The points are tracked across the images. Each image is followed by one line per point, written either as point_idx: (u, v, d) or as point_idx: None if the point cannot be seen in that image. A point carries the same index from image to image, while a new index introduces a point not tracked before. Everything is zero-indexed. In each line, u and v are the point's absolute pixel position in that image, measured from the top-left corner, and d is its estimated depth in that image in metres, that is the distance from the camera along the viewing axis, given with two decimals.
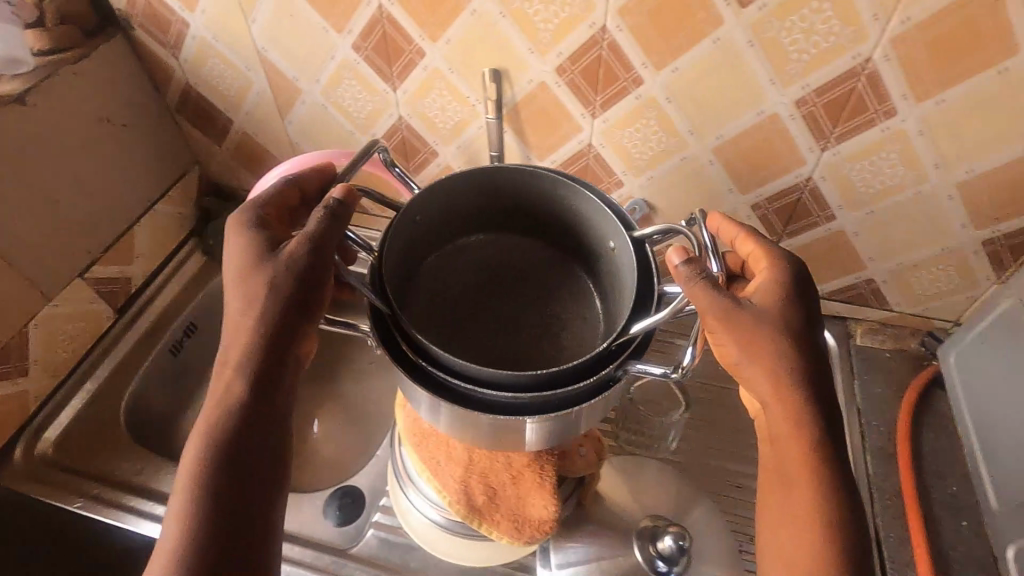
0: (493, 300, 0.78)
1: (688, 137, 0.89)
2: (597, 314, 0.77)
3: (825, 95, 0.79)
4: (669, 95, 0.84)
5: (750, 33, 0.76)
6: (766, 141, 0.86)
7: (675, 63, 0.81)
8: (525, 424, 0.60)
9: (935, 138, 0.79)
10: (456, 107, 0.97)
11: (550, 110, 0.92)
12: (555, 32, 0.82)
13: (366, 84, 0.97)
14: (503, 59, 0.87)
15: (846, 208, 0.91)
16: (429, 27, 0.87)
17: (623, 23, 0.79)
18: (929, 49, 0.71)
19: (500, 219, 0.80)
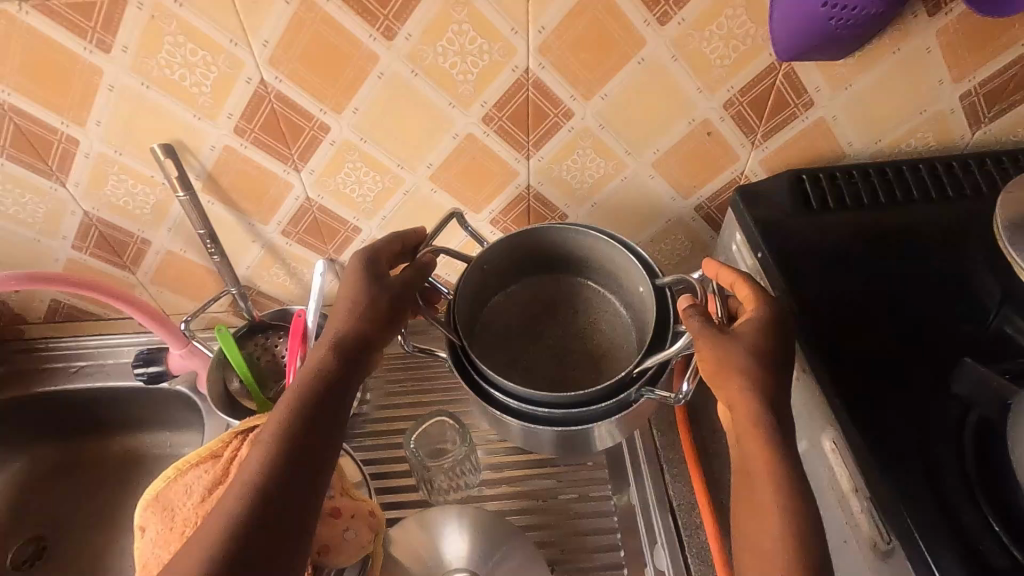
0: (556, 332, 0.70)
1: (625, 157, 0.63)
2: (625, 332, 0.69)
3: (621, 103, 0.59)
4: (486, 130, 0.60)
5: (512, 59, 0.54)
6: (558, 153, 0.63)
7: (535, 153, 0.62)
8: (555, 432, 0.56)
9: (740, 118, 0.60)
10: (156, 200, 0.65)
11: (256, 179, 0.63)
12: (347, 88, 0.55)
13: (114, 202, 0.64)
14: (180, 133, 0.58)
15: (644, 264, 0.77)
16: (71, 112, 0.56)
17: (280, 75, 0.54)
18: (577, 56, 0.55)
19: (532, 262, 0.71)
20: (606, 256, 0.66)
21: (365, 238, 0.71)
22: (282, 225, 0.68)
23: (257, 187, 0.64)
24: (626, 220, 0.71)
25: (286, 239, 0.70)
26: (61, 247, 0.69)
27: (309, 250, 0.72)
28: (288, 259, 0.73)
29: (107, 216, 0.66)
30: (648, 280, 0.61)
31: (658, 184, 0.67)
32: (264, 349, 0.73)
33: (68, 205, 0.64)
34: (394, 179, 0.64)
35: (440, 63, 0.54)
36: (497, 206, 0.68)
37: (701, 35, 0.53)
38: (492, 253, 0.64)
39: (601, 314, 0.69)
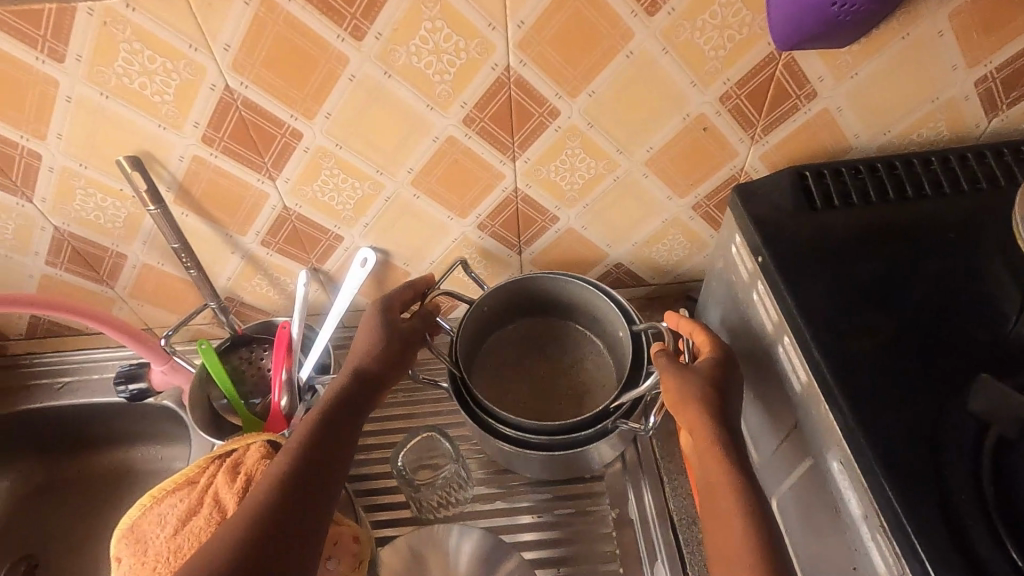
0: (547, 370, 0.73)
1: (617, 156, 0.60)
2: (611, 372, 0.72)
3: (611, 99, 0.55)
4: (468, 133, 0.57)
5: (491, 57, 0.51)
6: (545, 154, 0.59)
7: (521, 154, 0.59)
8: (541, 458, 0.59)
9: (740, 112, 0.56)
10: (127, 213, 0.62)
11: (230, 191, 0.60)
12: (316, 91, 0.52)
13: (84, 217, 0.62)
14: (145, 145, 0.55)
15: (640, 264, 0.74)
16: (29, 126, 0.53)
17: (246, 81, 0.51)
18: (558, 51, 0.51)
19: (531, 307, 0.75)
20: (586, 298, 0.70)
21: (347, 246, 0.68)
22: (260, 235, 0.65)
23: (231, 197, 0.61)
24: (617, 224, 0.68)
25: (266, 249, 0.67)
26: (34, 263, 0.66)
27: (291, 260, 0.69)
28: (269, 270, 0.70)
29: (78, 230, 0.63)
30: (625, 325, 0.65)
31: (654, 184, 0.63)
32: (247, 363, 0.71)
33: (37, 221, 0.62)
34: (374, 184, 0.61)
35: (414, 64, 0.51)
36: (484, 210, 0.65)
37: (689, 26, 0.50)
38: (492, 296, 0.69)
39: (585, 358, 0.74)
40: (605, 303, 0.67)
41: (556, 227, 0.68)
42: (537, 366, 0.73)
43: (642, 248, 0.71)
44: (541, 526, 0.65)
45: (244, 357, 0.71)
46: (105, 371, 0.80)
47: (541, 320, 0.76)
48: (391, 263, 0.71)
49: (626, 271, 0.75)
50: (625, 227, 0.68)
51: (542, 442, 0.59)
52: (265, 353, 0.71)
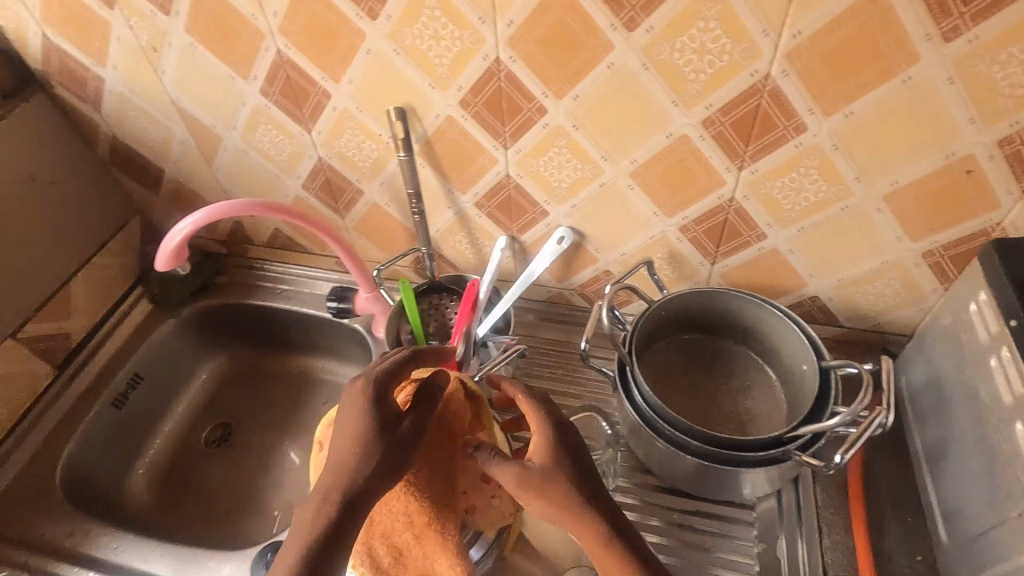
0: (716, 389, 0.70)
1: (853, 183, 0.57)
2: (781, 405, 0.67)
3: (868, 123, 0.52)
4: (704, 134, 0.57)
5: (754, 63, 0.51)
6: (776, 168, 0.58)
7: (750, 165, 0.59)
8: (692, 462, 0.59)
9: (1018, 160, 0.51)
10: (377, 156, 0.71)
11: (466, 152, 0.67)
12: (574, 72, 0.56)
13: (343, 153, 0.72)
14: (413, 99, 0.63)
15: (838, 303, 0.69)
16: (331, 68, 0.63)
17: (515, 55, 0.56)
18: (827, 65, 0.50)
19: (713, 322, 0.71)
20: (771, 324, 0.66)
21: (550, 223, 0.72)
22: (477, 197, 0.72)
23: (466, 157, 0.67)
24: (828, 256, 0.64)
25: (477, 211, 0.74)
26: (294, 185, 0.79)
27: (495, 226, 0.75)
28: (474, 231, 0.77)
29: (335, 163, 0.74)
30: (810, 360, 0.61)
31: (885, 221, 0.59)
32: (435, 310, 0.78)
33: (309, 150, 0.73)
34: (594, 168, 0.64)
35: (674, 61, 0.53)
36: (692, 213, 0.65)
37: (987, 58, 0.46)
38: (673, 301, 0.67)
39: (754, 386, 0.69)
40: (792, 332, 0.63)
41: (759, 246, 0.66)
42: (706, 382, 0.70)
43: (846, 287, 0.67)
44: (674, 532, 0.64)
45: (433, 303, 0.78)
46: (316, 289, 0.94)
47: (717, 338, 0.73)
48: (582, 247, 0.74)
49: (820, 308, 0.71)
50: (834, 261, 0.65)
51: (695, 447, 0.59)
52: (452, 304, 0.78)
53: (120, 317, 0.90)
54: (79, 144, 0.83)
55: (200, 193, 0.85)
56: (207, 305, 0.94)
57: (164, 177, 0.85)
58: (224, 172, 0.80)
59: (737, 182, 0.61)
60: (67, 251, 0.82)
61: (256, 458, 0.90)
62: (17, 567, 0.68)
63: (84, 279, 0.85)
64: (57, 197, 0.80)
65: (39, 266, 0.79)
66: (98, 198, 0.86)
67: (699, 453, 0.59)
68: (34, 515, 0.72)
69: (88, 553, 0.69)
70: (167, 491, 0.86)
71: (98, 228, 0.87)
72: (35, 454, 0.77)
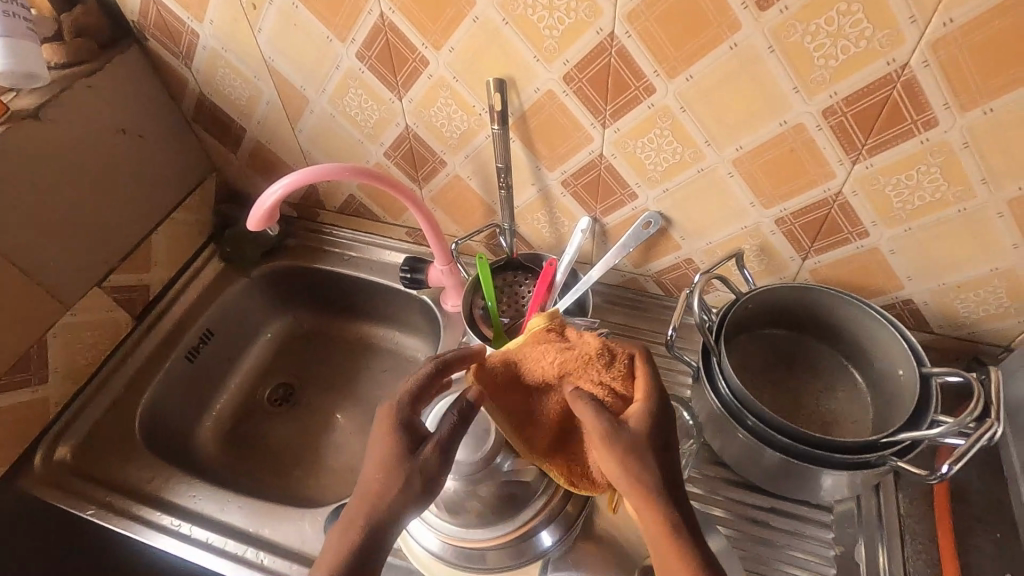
0: (797, 387, 0.68)
1: (977, 185, 0.54)
2: (867, 409, 0.66)
3: (1009, 122, 0.49)
4: (822, 125, 0.55)
5: (893, 51, 0.48)
6: (895, 164, 0.55)
7: (865, 159, 0.56)
8: (778, 459, 0.58)
9: None
10: (467, 128, 0.70)
11: (561, 128, 0.65)
12: (693, 52, 0.54)
13: (431, 123, 0.71)
14: (515, 71, 0.62)
15: (934, 309, 0.67)
16: (434, 34, 0.62)
17: (632, 30, 0.55)
18: (975, 58, 0.47)
19: (798, 319, 0.69)
20: (865, 325, 0.64)
21: (637, 206, 0.70)
22: (565, 174, 0.70)
23: (560, 134, 0.66)
24: (934, 259, 0.62)
25: (562, 189, 0.72)
26: (376, 152, 0.79)
27: (578, 205, 0.73)
28: (555, 210, 0.75)
29: (421, 133, 0.73)
30: (911, 365, 0.59)
31: (1005, 227, 0.56)
32: (509, 286, 0.78)
33: (397, 117, 0.73)
34: (695, 152, 0.62)
35: (804, 45, 0.51)
36: (792, 205, 0.63)
37: None
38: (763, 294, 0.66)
39: (838, 388, 0.68)
40: (891, 335, 0.61)
41: (859, 244, 0.64)
42: (787, 380, 0.69)
43: (946, 293, 0.64)
44: (740, 523, 0.64)
45: (507, 280, 0.78)
46: (383, 257, 0.93)
47: (799, 335, 0.71)
48: (667, 234, 0.72)
49: (914, 313, 0.68)
50: (939, 265, 0.62)
51: (785, 444, 0.58)
52: (526, 282, 0.78)
53: (194, 272, 0.92)
54: (165, 98, 0.83)
55: (279, 154, 0.86)
56: (276, 266, 0.94)
57: (244, 136, 0.85)
58: (307, 134, 0.80)
59: (849, 177, 0.58)
60: (149, 203, 0.83)
61: (318, 419, 0.91)
62: (101, 507, 0.70)
63: (164, 233, 0.86)
64: (145, 150, 0.81)
65: (124, 216, 0.80)
66: (180, 155, 0.87)
67: (786, 449, 0.58)
68: (116, 459, 0.75)
69: (166, 498, 0.72)
70: (233, 443, 0.88)
71: (178, 184, 0.88)
72: (116, 400, 0.79)
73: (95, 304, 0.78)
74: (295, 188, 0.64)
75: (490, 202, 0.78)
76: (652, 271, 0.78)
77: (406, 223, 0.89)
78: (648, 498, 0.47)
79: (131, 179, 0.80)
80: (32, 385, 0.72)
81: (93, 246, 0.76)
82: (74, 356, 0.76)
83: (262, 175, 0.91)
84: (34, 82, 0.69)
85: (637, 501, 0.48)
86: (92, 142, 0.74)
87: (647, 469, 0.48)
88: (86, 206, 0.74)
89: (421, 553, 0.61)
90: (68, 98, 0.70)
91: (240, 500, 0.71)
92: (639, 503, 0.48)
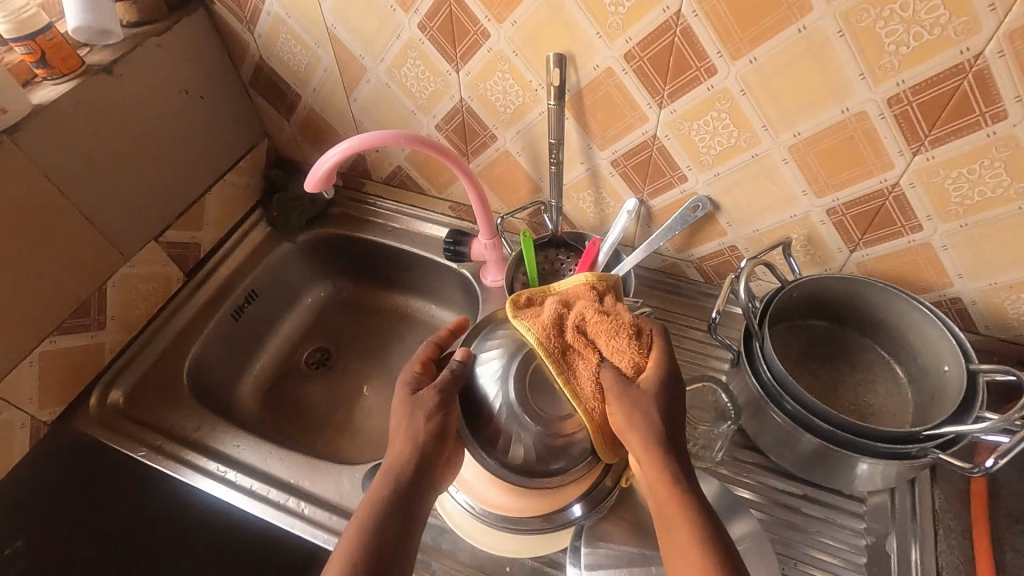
0: (838, 379, 0.68)
1: None
2: (908, 405, 0.65)
3: None
4: (885, 113, 0.55)
5: (968, 39, 0.48)
6: (958, 157, 0.55)
7: (927, 151, 0.56)
8: (814, 443, 0.59)
9: None
10: (521, 103, 0.71)
11: (617, 107, 0.66)
12: (760, 34, 0.54)
13: (486, 96, 0.72)
14: (576, 47, 0.62)
15: (983, 309, 0.66)
16: (497, 8, 0.63)
17: (699, 9, 0.55)
18: None
19: (841, 311, 0.69)
20: (910, 321, 0.64)
21: (686, 189, 0.70)
22: (616, 154, 0.71)
23: (616, 112, 0.66)
24: (989, 257, 0.61)
25: (611, 169, 0.73)
26: (428, 124, 0.80)
27: (625, 186, 0.74)
28: (602, 190, 0.76)
29: (475, 106, 0.74)
30: (960, 360, 0.58)
31: None
32: (550, 263, 0.78)
33: (452, 90, 0.74)
34: (750, 137, 0.62)
35: (876, 30, 0.50)
36: (846, 195, 0.63)
37: None
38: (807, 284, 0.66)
39: (878, 382, 0.68)
40: (939, 331, 0.61)
41: (911, 239, 0.63)
42: (827, 372, 0.69)
43: (998, 293, 0.64)
44: (772, 507, 0.64)
45: (549, 257, 0.79)
46: (424, 230, 0.94)
47: (841, 328, 0.71)
48: (714, 219, 0.72)
49: (961, 312, 0.67)
50: (992, 264, 0.61)
51: (822, 429, 0.58)
52: (567, 260, 0.78)
53: (241, 234, 0.94)
54: (225, 62, 0.85)
55: (331, 123, 0.87)
56: (320, 233, 0.97)
57: (298, 103, 0.87)
58: (361, 102, 0.82)
59: (908, 168, 0.58)
60: (205, 163, 0.86)
61: (354, 384, 0.94)
62: (150, 449, 0.74)
63: (217, 194, 0.89)
64: (204, 112, 0.84)
65: (183, 173, 0.83)
66: (236, 118, 0.89)
67: (824, 433, 0.58)
68: (166, 405, 0.78)
69: (212, 445, 0.74)
70: (272, 401, 0.91)
71: (232, 147, 0.90)
72: (165, 351, 0.82)
73: (152, 257, 0.81)
74: (352, 151, 0.65)
75: (537, 180, 0.79)
76: (694, 256, 0.79)
77: (450, 197, 0.90)
78: (648, 453, 0.50)
79: (190, 138, 0.82)
80: (91, 329, 0.75)
81: (153, 200, 0.79)
82: (130, 306, 0.80)
83: (312, 142, 0.93)
84: (109, 39, 0.71)
85: (643, 456, 0.51)
86: (158, 99, 0.76)
87: (649, 422, 0.50)
88: (148, 162, 0.77)
89: (454, 509, 0.63)
90: (139, 55, 0.72)
91: (281, 452, 0.74)
92: (650, 462, 0.50)
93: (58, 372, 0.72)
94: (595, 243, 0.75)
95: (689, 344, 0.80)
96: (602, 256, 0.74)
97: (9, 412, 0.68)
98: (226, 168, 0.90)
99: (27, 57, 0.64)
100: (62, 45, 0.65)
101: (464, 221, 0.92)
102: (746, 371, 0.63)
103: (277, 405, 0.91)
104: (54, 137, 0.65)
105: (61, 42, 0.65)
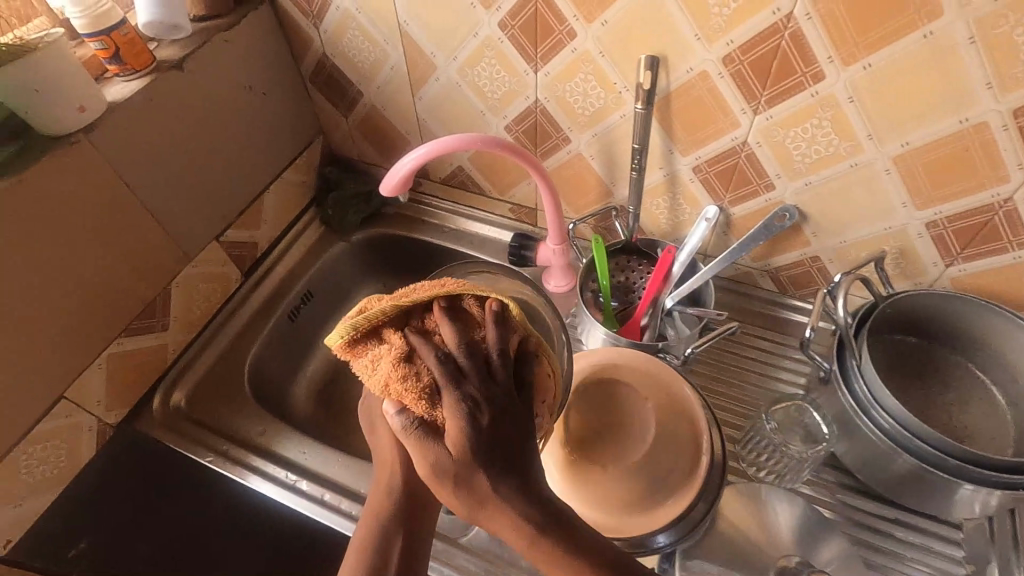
0: (932, 400, 0.65)
1: None
2: (1006, 427, 0.63)
3: None
4: (1009, 124, 0.52)
5: None
6: None
7: None
8: (913, 465, 0.56)
9: None
10: (602, 105, 0.68)
11: (707, 112, 0.63)
12: (879, 39, 0.51)
13: (564, 98, 0.70)
14: (670, 48, 0.60)
15: None
16: (588, 7, 0.60)
17: (813, 12, 0.52)
18: None
19: (933, 328, 0.67)
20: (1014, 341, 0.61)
21: (772, 198, 0.68)
22: (699, 160, 0.68)
23: (705, 117, 0.64)
24: None
25: (691, 176, 0.70)
26: (497, 125, 0.77)
27: (705, 193, 0.71)
28: (679, 196, 0.73)
29: (551, 108, 0.72)
30: None
31: None
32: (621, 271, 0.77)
33: (528, 90, 0.71)
34: (851, 146, 0.59)
35: (1012, 37, 0.47)
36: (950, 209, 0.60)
37: None
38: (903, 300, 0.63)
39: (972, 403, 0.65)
40: None
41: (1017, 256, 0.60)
42: (919, 391, 0.66)
43: None
44: (863, 531, 0.62)
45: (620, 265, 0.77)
46: (483, 232, 0.92)
47: (930, 345, 0.68)
48: (799, 230, 0.69)
49: None
50: None
51: (924, 451, 0.55)
52: (640, 268, 0.76)
53: (296, 233, 0.93)
54: (287, 58, 0.83)
55: (393, 121, 0.85)
56: (375, 233, 0.95)
57: (360, 101, 0.85)
58: (428, 101, 0.79)
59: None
60: (264, 161, 0.84)
61: None
62: (218, 454, 0.72)
63: (274, 193, 0.87)
64: (266, 109, 0.82)
65: (243, 172, 0.81)
66: (294, 115, 0.87)
67: (926, 456, 0.55)
68: (227, 409, 0.77)
69: (275, 451, 0.73)
70: (327, 404, 0.90)
71: (289, 145, 0.88)
72: (224, 352, 0.81)
73: (213, 258, 0.80)
74: (433, 156, 0.63)
75: (609, 184, 0.77)
76: (771, 266, 0.76)
77: (511, 200, 0.87)
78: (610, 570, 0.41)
79: (251, 136, 0.80)
80: (155, 331, 0.74)
81: (215, 200, 0.78)
82: (191, 307, 0.78)
83: (370, 141, 0.90)
84: (177, 34, 0.69)
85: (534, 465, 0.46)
86: (223, 96, 0.74)
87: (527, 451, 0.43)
88: (212, 161, 0.75)
89: None
90: (208, 51, 0.70)
91: (347, 460, 0.72)
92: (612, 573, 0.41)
93: (124, 374, 0.71)
94: (671, 251, 0.73)
95: (751, 355, 0.78)
96: (676, 268, 0.72)
97: (78, 415, 0.67)
98: (284, 166, 0.88)
99: (101, 53, 0.62)
100: (135, 41, 0.63)
101: (524, 224, 0.90)
102: (839, 388, 0.61)
103: (331, 408, 0.90)
104: (128, 136, 0.63)
105: (134, 38, 0.63)
